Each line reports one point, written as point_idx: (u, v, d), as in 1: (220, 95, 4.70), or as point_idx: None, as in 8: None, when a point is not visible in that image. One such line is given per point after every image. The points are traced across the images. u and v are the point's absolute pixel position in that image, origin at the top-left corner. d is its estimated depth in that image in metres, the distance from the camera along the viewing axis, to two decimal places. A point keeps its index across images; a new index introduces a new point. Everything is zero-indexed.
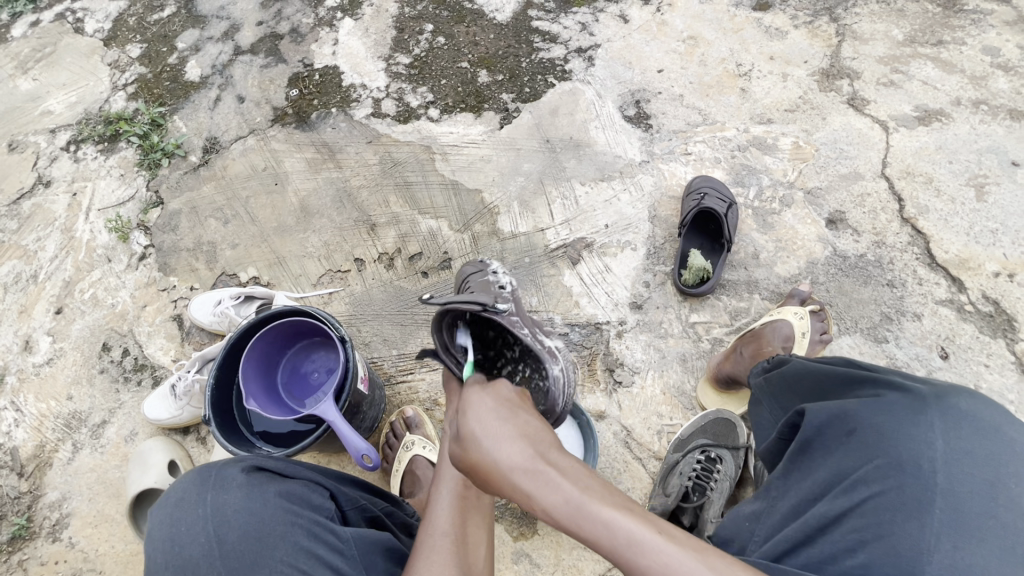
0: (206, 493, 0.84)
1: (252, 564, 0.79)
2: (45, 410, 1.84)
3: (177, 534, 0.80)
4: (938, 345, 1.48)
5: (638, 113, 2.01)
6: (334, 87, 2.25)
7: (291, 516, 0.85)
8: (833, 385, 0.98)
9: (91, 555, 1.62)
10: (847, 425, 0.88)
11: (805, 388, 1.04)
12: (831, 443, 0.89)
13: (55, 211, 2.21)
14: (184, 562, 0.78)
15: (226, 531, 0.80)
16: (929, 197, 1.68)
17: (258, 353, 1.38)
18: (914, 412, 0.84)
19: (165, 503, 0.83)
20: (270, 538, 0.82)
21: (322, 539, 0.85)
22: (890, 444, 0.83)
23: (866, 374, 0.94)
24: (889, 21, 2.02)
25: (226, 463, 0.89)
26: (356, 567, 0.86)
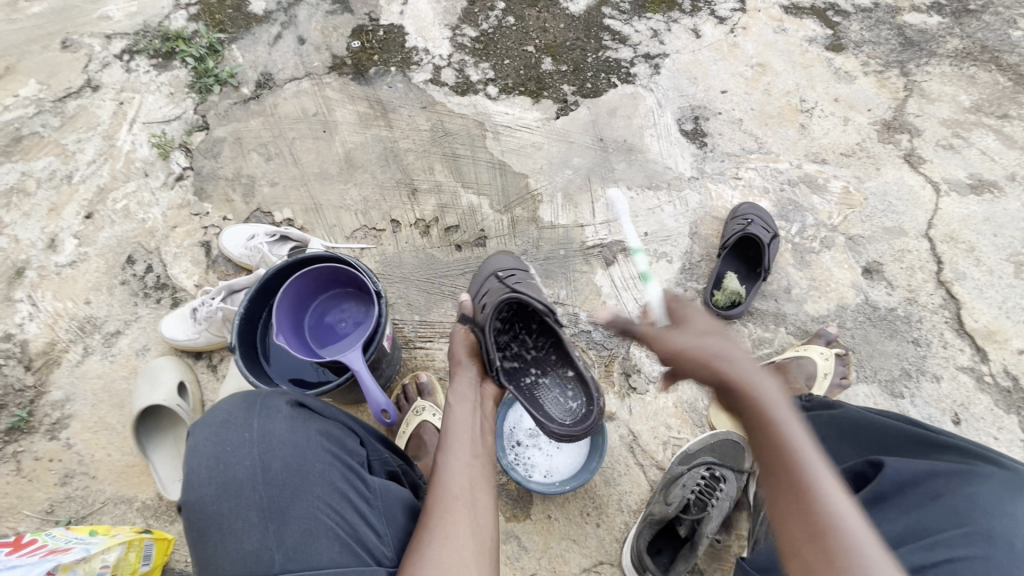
0: (252, 420, 0.86)
1: (293, 496, 0.82)
2: (61, 310, 1.85)
3: (220, 454, 0.82)
4: (952, 410, 1.50)
5: (694, 129, 2.01)
6: (397, 47, 2.23)
7: (330, 456, 0.88)
8: (904, 444, 1.00)
9: (86, 459, 1.63)
10: (933, 488, 0.88)
11: (868, 439, 1.05)
12: (911, 502, 0.88)
13: (99, 116, 2.20)
14: (226, 482, 0.80)
15: (271, 459, 0.83)
16: (968, 265, 1.69)
17: (294, 293, 1.40)
18: (1014, 490, 0.83)
19: (209, 423, 0.85)
20: (311, 473, 0.84)
21: (354, 485, 0.88)
22: (983, 514, 0.81)
23: (944, 441, 0.96)
24: (958, 85, 2.02)
25: (271, 394, 0.92)
26: (380, 517, 0.88)
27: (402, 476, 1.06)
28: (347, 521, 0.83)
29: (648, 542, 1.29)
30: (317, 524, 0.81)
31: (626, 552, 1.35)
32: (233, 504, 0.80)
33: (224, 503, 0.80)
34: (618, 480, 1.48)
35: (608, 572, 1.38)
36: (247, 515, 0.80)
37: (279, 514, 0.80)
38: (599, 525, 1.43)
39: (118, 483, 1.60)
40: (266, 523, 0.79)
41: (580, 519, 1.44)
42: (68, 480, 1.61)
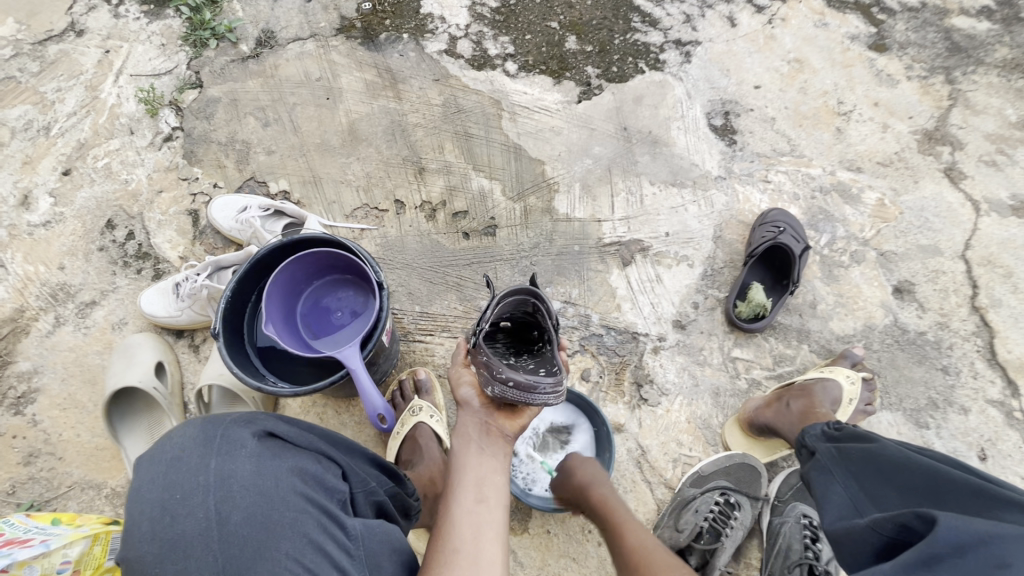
0: (209, 459, 0.73)
1: (255, 555, 0.69)
2: (32, 274, 1.71)
3: (168, 503, 0.70)
4: (978, 445, 1.43)
5: (724, 125, 1.89)
6: (410, 12, 2.06)
7: (303, 501, 0.76)
8: (957, 494, 0.84)
9: (53, 438, 1.51)
10: (998, 557, 0.71)
11: (913, 481, 0.89)
12: (971, 570, 0.72)
13: (82, 63, 2.02)
14: (173, 539, 0.68)
15: (229, 510, 0.70)
16: (1004, 291, 1.61)
17: (287, 277, 1.28)
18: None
19: (156, 462, 0.73)
20: (279, 524, 0.72)
21: (332, 533, 0.76)
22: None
23: (1004, 495, 0.80)
24: (1004, 98, 1.91)
25: (232, 421, 0.79)
26: (362, 568, 0.77)
27: (389, 506, 0.95)
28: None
29: None
30: None
31: None
32: (181, 566, 0.67)
33: (168, 566, 0.66)
34: (623, 498, 1.39)
35: None
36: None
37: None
38: (600, 544, 1.35)
39: (87, 466, 1.49)
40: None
41: (581, 536, 1.35)
42: (32, 460, 1.49)
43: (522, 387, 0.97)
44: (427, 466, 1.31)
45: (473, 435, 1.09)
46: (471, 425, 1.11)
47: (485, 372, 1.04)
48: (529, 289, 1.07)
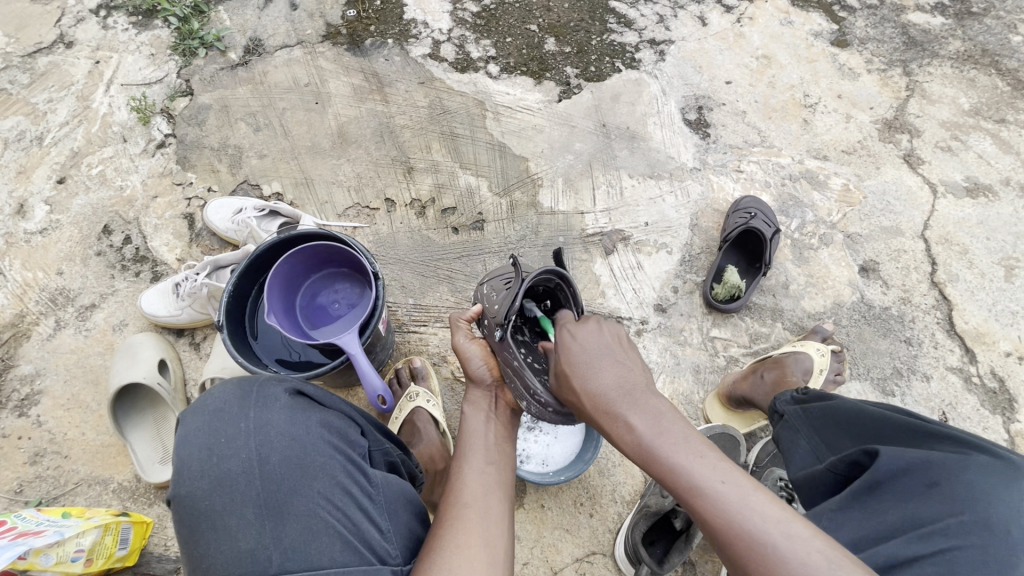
0: (248, 409, 0.81)
1: (290, 491, 0.76)
2: (30, 280, 1.75)
3: (214, 445, 0.76)
4: (940, 408, 1.53)
5: (698, 119, 1.98)
6: (395, 18, 2.14)
7: (331, 448, 0.83)
8: (893, 432, 0.96)
9: (59, 437, 1.55)
10: (929, 477, 0.85)
11: (860, 426, 1.01)
12: (905, 492, 0.86)
13: (73, 74, 2.06)
14: (220, 475, 0.75)
15: (268, 452, 0.78)
16: (961, 267, 1.72)
17: (286, 271, 1.34)
18: (1006, 477, 0.83)
19: (200, 411, 0.80)
20: (311, 466, 0.79)
21: (356, 479, 0.83)
22: (978, 503, 0.81)
23: (933, 428, 0.93)
24: (958, 88, 2.03)
25: (266, 380, 0.87)
26: (383, 512, 0.84)
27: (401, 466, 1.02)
28: (349, 517, 0.78)
29: (643, 533, 1.29)
30: (316, 522, 0.75)
31: (620, 544, 1.35)
32: (228, 499, 0.74)
33: (216, 498, 0.74)
34: (612, 471, 1.47)
35: (600, 562, 1.38)
36: (243, 512, 0.74)
37: (277, 511, 0.75)
38: (592, 515, 1.42)
39: (93, 463, 1.53)
40: (263, 520, 0.74)
41: (574, 509, 1.43)
42: (39, 459, 1.53)
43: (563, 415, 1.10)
44: (426, 446, 1.40)
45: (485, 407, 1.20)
46: (480, 396, 1.22)
47: (519, 383, 1.15)
48: (558, 272, 1.18)
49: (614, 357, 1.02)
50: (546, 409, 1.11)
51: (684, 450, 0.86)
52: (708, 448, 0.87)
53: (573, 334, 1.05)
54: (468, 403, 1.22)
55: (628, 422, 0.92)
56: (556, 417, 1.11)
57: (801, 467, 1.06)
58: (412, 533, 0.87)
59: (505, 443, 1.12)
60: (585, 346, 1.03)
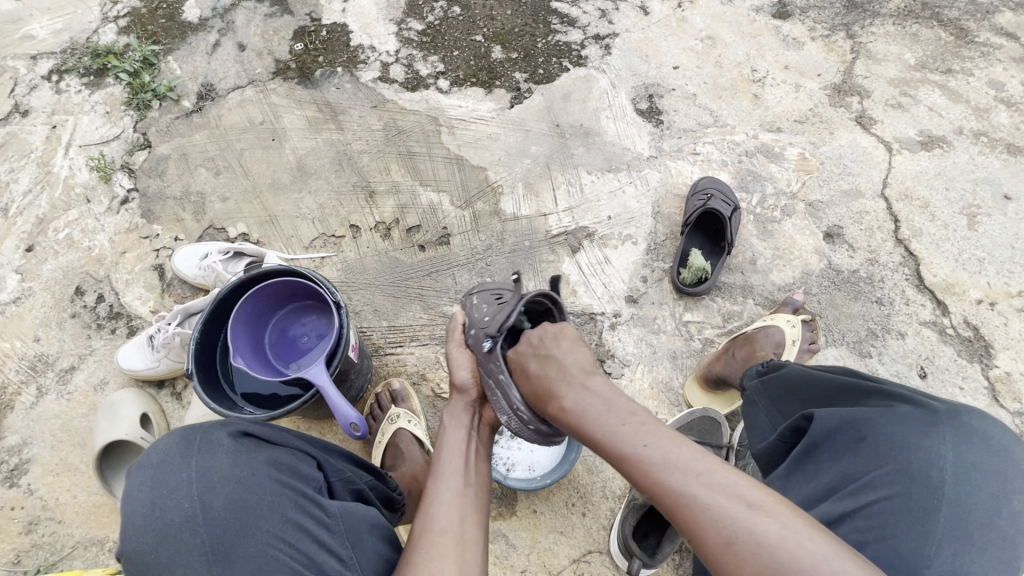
0: (190, 457, 0.81)
1: (238, 534, 0.78)
2: (8, 351, 1.76)
3: (156, 498, 0.77)
4: (918, 364, 1.54)
5: (650, 108, 2.00)
6: (341, 46, 2.16)
7: (278, 486, 0.84)
8: (835, 393, 1.00)
9: (51, 503, 1.56)
10: (857, 433, 0.89)
11: (806, 393, 1.04)
12: (837, 450, 0.90)
13: (31, 142, 2.08)
14: (165, 527, 0.76)
15: (212, 498, 0.78)
16: (924, 221, 1.73)
17: (249, 311, 1.36)
18: (927, 424, 0.85)
19: (143, 465, 0.80)
20: (257, 508, 0.80)
21: (310, 513, 0.85)
22: (901, 453, 0.84)
23: (871, 385, 0.96)
24: (902, 44, 2.05)
25: (211, 426, 0.87)
26: (343, 541, 0.85)
27: (369, 492, 1.03)
28: (303, 552, 0.80)
29: (633, 526, 1.30)
30: (266, 561, 0.77)
31: (614, 541, 1.35)
32: (174, 550, 0.75)
33: (163, 550, 0.75)
34: (600, 468, 1.47)
35: (598, 560, 1.38)
36: (189, 561, 0.75)
37: (225, 557, 0.76)
38: (585, 514, 1.43)
39: (87, 525, 1.54)
40: (210, 567, 0.75)
41: (566, 510, 1.43)
42: (33, 527, 1.54)
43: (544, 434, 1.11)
44: (410, 467, 1.41)
45: (467, 424, 1.17)
46: (461, 408, 1.20)
47: (502, 399, 1.14)
48: (551, 296, 1.20)
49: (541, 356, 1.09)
50: (526, 427, 1.13)
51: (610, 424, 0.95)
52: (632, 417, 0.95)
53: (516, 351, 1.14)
54: (447, 417, 1.19)
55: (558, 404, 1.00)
56: (533, 435, 1.14)
57: (762, 439, 1.07)
58: (379, 557, 0.89)
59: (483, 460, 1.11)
60: (525, 349, 1.12)
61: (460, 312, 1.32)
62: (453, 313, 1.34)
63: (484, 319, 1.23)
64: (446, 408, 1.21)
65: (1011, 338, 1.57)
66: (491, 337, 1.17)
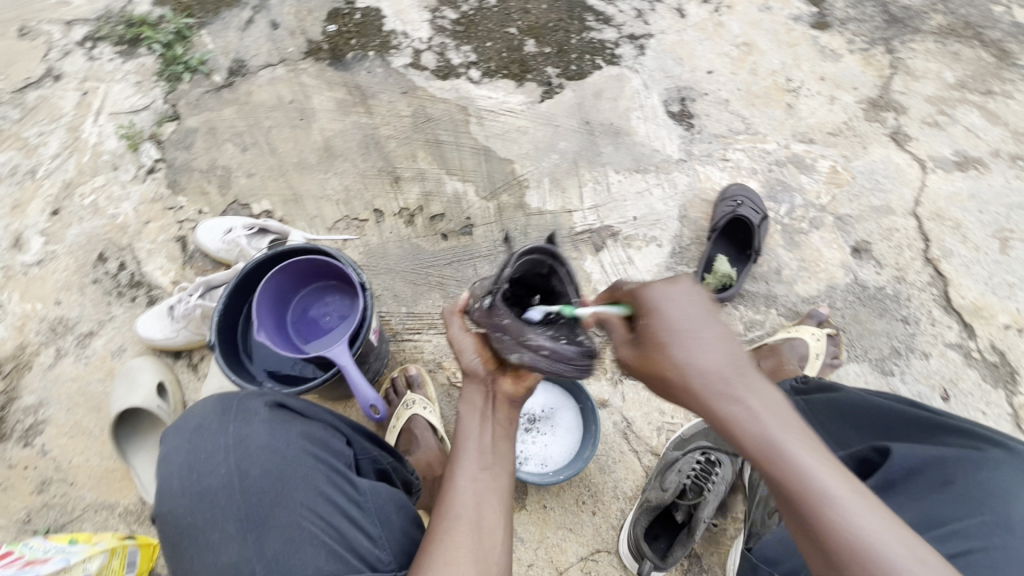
0: (228, 425, 0.84)
1: (272, 503, 0.79)
2: (29, 312, 1.77)
3: (195, 462, 0.80)
4: (941, 386, 1.52)
5: (682, 111, 1.98)
6: (375, 30, 2.15)
7: (311, 458, 0.85)
8: (906, 428, 1.01)
9: (64, 465, 1.57)
10: (943, 475, 0.88)
11: (872, 424, 1.06)
12: (922, 489, 0.89)
13: (62, 107, 2.09)
14: (202, 491, 0.78)
15: (247, 465, 0.81)
16: (955, 242, 1.71)
17: (274, 288, 1.36)
18: (1022, 472, 0.85)
19: (183, 430, 0.84)
20: (291, 479, 0.82)
21: (341, 487, 0.85)
22: (995, 500, 0.83)
23: (945, 423, 0.98)
24: (942, 62, 2.02)
25: (248, 396, 0.90)
26: (371, 518, 0.85)
27: (392, 473, 1.03)
28: (333, 525, 0.80)
29: (644, 528, 1.30)
30: (298, 531, 0.78)
31: (624, 541, 1.35)
32: (209, 514, 0.78)
33: (199, 514, 0.77)
34: (613, 468, 1.46)
35: (605, 560, 1.38)
36: (224, 525, 0.77)
37: (260, 524, 0.78)
38: (595, 513, 1.42)
39: (98, 489, 1.55)
40: (245, 533, 0.77)
41: (576, 508, 1.42)
42: (45, 488, 1.55)
43: (567, 358, 0.97)
44: (423, 454, 1.40)
45: (484, 398, 1.07)
46: (475, 386, 1.09)
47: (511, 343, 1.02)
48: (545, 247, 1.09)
49: (713, 333, 0.86)
50: (545, 358, 0.98)
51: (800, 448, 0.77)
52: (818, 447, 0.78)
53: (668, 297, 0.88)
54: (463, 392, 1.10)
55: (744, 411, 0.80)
56: (559, 366, 0.98)
57: None
58: (404, 536, 0.88)
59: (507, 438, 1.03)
60: (676, 304, 0.88)
61: (465, 297, 1.17)
62: (459, 299, 1.18)
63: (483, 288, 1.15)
64: (464, 398, 1.07)
65: None
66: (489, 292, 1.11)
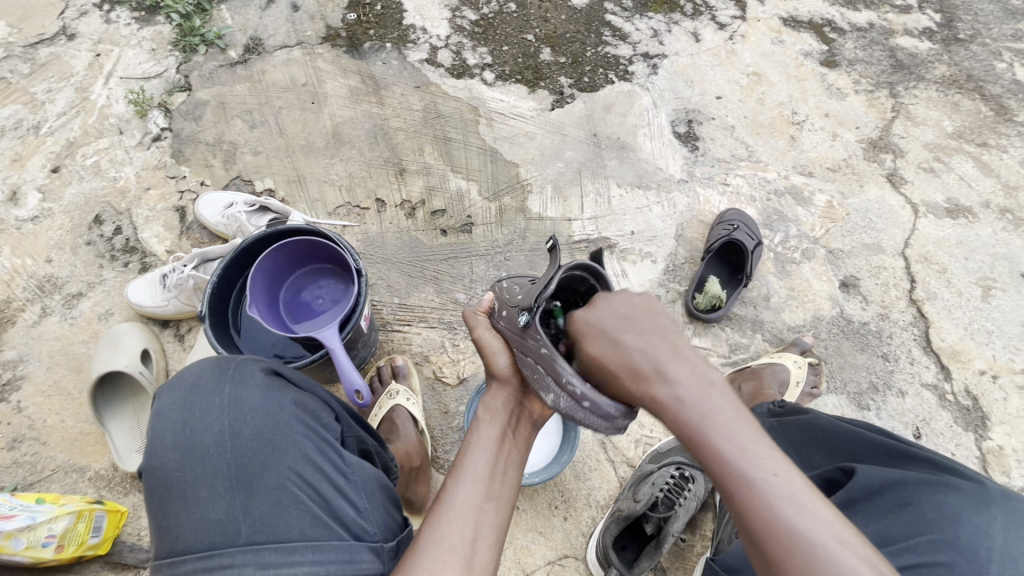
0: (224, 385, 0.85)
1: (262, 465, 0.80)
2: (19, 267, 1.76)
3: (188, 418, 0.81)
4: (914, 424, 1.56)
5: (687, 132, 2.02)
6: (394, 23, 2.17)
7: (302, 426, 0.87)
8: (871, 450, 1.02)
9: (38, 423, 1.56)
10: (901, 497, 0.90)
11: (837, 444, 1.08)
12: (879, 510, 0.91)
13: (73, 66, 2.09)
14: (192, 447, 0.79)
15: (241, 426, 0.82)
16: (939, 285, 1.75)
17: (270, 265, 1.36)
18: (978, 499, 0.84)
19: (178, 386, 0.84)
20: (282, 443, 0.83)
21: (328, 457, 0.86)
22: (946, 523, 0.83)
23: (905, 445, 0.99)
24: (943, 111, 2.07)
25: (245, 360, 0.91)
26: (357, 491, 0.87)
27: (374, 455, 1.05)
28: (319, 493, 0.82)
29: (614, 537, 1.30)
30: (285, 495, 0.79)
31: (592, 548, 1.36)
32: (198, 471, 0.78)
33: (189, 469, 0.78)
34: (588, 475, 1.48)
35: (572, 565, 1.39)
36: (212, 483, 0.78)
37: (248, 485, 0.79)
38: (566, 518, 1.43)
39: (71, 450, 1.53)
40: (232, 492, 0.78)
41: (548, 511, 1.43)
42: (16, 445, 1.53)
43: (604, 415, 0.85)
44: (401, 444, 1.41)
45: (503, 423, 1.06)
46: (501, 403, 1.10)
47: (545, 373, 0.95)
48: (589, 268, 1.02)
49: (641, 326, 0.91)
50: (580, 407, 0.88)
51: (721, 406, 0.81)
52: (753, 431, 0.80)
53: (590, 316, 0.96)
54: (482, 413, 1.09)
55: (672, 394, 0.82)
56: (594, 420, 0.88)
57: None
58: (387, 514, 0.90)
59: (512, 469, 1.01)
60: (601, 319, 0.94)
61: (490, 298, 1.24)
62: (483, 297, 1.26)
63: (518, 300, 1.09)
64: (486, 397, 1.12)
65: (1008, 413, 1.59)
66: (529, 309, 1.02)
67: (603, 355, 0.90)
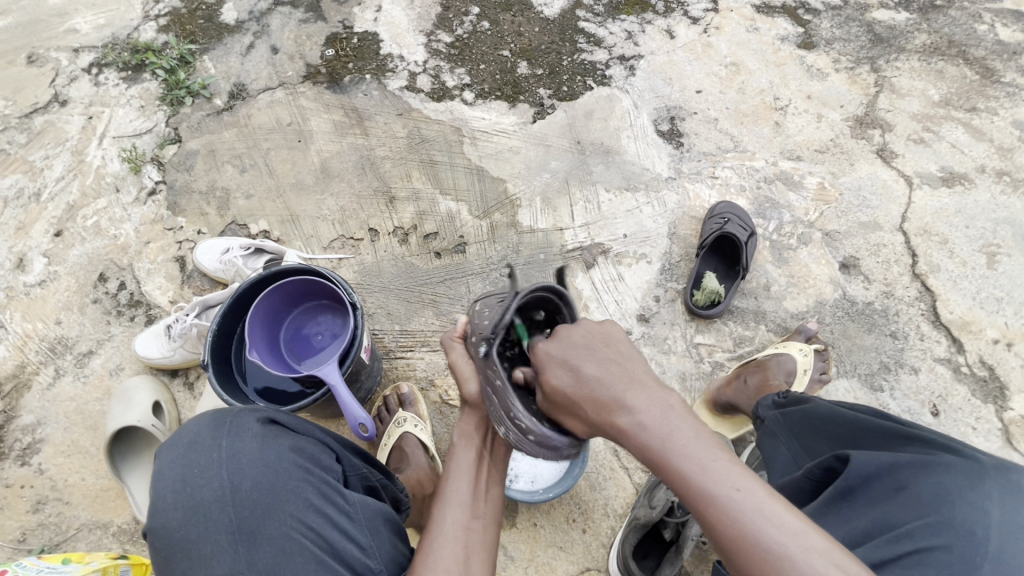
0: (221, 439, 0.86)
1: (263, 516, 0.81)
2: (30, 331, 1.81)
3: (188, 477, 0.81)
4: (930, 402, 1.53)
5: (671, 130, 2.02)
6: (371, 54, 2.20)
7: (302, 472, 0.88)
8: (870, 435, 0.99)
9: (59, 484, 1.59)
10: (896, 482, 0.86)
11: (836, 431, 1.04)
12: (877, 496, 0.87)
13: (67, 131, 2.15)
14: (194, 505, 0.80)
15: (240, 479, 0.83)
16: (942, 257, 1.72)
17: (266, 307, 1.39)
18: (975, 478, 0.82)
19: (175, 444, 0.84)
20: (282, 492, 0.84)
21: (331, 499, 0.88)
22: (942, 504, 0.80)
23: (903, 429, 0.96)
24: (927, 80, 2.05)
25: (240, 411, 0.92)
26: (362, 529, 0.90)
27: (380, 490, 1.07)
28: (323, 537, 0.84)
29: (633, 546, 1.31)
30: (289, 543, 0.81)
31: (613, 559, 1.35)
32: (202, 527, 0.79)
33: (192, 528, 0.79)
34: (603, 485, 1.47)
35: None
36: (217, 539, 0.78)
37: (251, 537, 0.80)
38: (585, 530, 1.42)
39: (93, 508, 1.57)
40: (237, 546, 0.79)
41: (566, 525, 1.43)
42: (41, 507, 1.56)
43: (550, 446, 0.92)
44: (414, 471, 1.43)
45: (479, 445, 1.08)
46: (472, 426, 1.11)
47: (497, 403, 1.00)
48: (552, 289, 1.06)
49: (599, 353, 0.88)
50: (526, 438, 0.95)
51: (681, 431, 0.79)
52: (720, 449, 0.78)
53: (553, 346, 0.92)
54: (457, 435, 1.11)
55: (633, 422, 0.80)
56: (538, 449, 0.94)
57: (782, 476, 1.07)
58: (392, 550, 0.92)
59: (493, 491, 1.04)
60: (561, 349, 0.91)
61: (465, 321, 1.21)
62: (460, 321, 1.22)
63: (483, 322, 1.11)
64: (459, 422, 1.13)
65: None
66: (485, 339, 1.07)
67: (562, 385, 0.88)
